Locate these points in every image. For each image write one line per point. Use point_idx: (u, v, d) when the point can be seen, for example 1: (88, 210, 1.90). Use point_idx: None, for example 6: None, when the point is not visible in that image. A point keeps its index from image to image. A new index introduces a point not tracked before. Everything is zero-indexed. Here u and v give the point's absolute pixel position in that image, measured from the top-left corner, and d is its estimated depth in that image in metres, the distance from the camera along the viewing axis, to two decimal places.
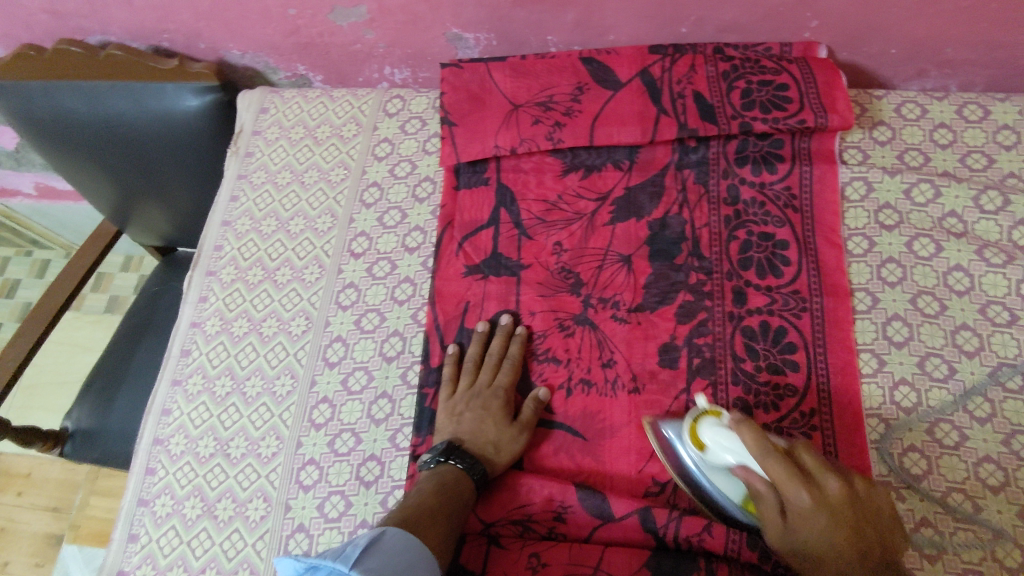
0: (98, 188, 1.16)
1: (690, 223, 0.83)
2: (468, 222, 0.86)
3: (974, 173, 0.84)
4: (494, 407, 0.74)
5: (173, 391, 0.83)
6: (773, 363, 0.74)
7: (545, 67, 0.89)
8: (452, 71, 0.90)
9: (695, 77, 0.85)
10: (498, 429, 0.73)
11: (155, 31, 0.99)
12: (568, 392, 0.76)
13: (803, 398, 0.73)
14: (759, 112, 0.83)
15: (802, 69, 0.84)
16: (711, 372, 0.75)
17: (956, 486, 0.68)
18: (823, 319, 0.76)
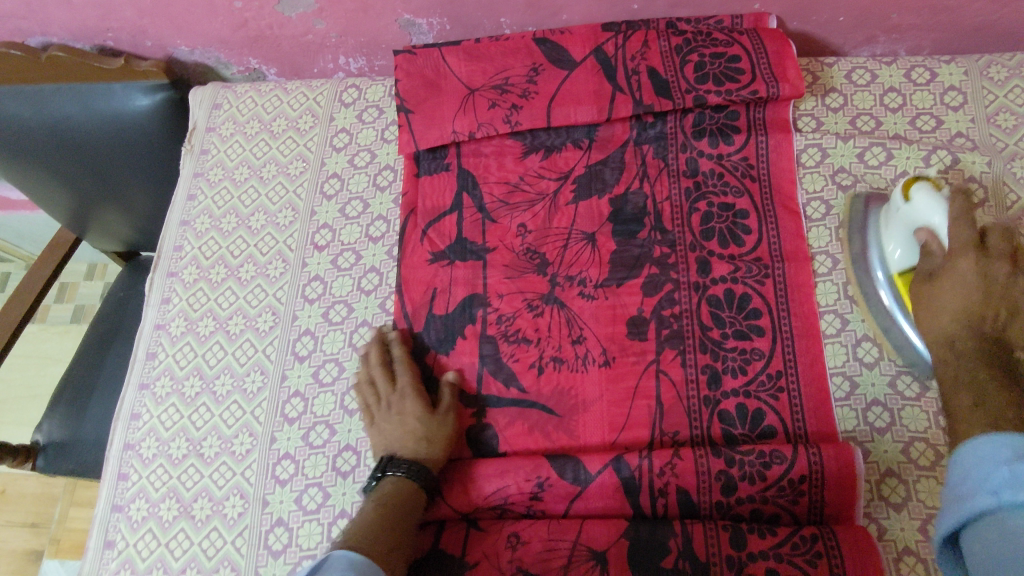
0: (51, 199, 1.13)
1: (651, 198, 0.83)
2: (432, 208, 0.85)
3: (924, 135, 0.86)
4: (406, 407, 0.73)
5: (141, 395, 0.82)
6: (739, 329, 0.76)
7: (499, 49, 0.88)
8: (405, 57, 0.89)
9: (649, 52, 0.85)
10: (421, 422, 0.72)
11: (98, 30, 0.97)
12: (539, 370, 0.76)
13: (768, 362, 0.74)
14: (713, 85, 0.83)
15: (753, 40, 0.85)
16: (679, 340, 0.76)
17: (919, 435, 0.70)
18: (784, 284, 0.78)
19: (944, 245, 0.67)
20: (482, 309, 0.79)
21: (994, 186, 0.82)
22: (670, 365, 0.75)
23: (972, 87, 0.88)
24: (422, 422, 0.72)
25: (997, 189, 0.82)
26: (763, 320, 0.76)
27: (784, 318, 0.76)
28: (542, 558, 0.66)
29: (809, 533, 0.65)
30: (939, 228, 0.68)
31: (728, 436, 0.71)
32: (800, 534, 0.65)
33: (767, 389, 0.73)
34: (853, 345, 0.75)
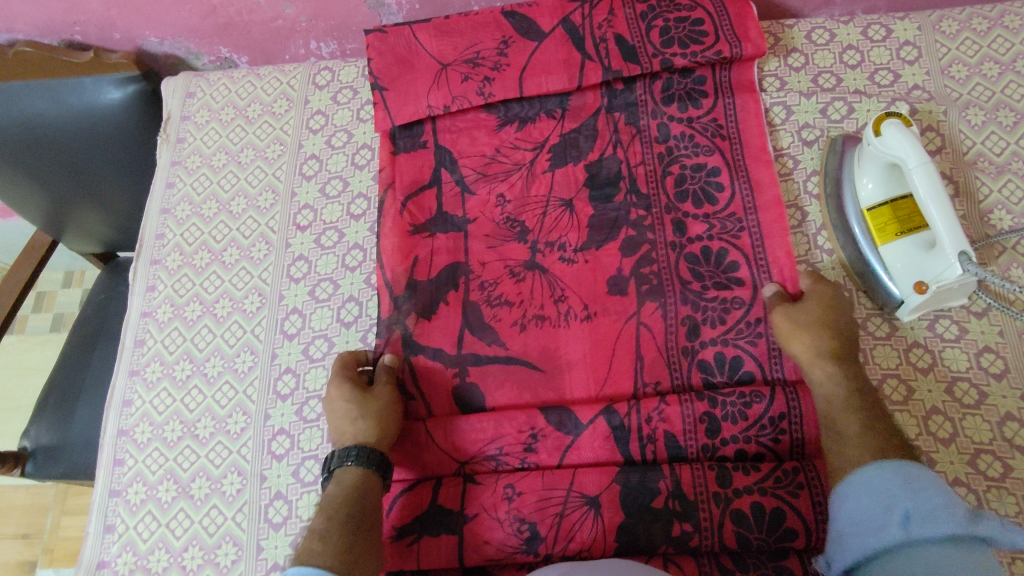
0: (26, 204, 1.12)
1: (625, 163, 0.84)
2: (410, 184, 0.86)
3: (883, 89, 0.90)
4: (337, 397, 0.74)
5: (132, 382, 0.83)
6: (718, 282, 0.78)
7: (468, 24, 0.89)
8: (377, 35, 0.90)
9: (615, 21, 0.86)
10: (350, 402, 0.73)
11: (65, 25, 0.96)
12: (522, 327, 0.77)
13: (749, 310, 0.76)
14: (678, 48, 0.84)
15: (715, 3, 0.86)
16: (660, 296, 0.77)
17: (891, 372, 0.75)
18: (761, 232, 0.79)
19: (910, 180, 0.71)
20: (466, 276, 0.81)
21: (950, 134, 0.85)
22: (652, 318, 0.76)
23: (925, 41, 0.91)
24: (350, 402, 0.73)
25: (953, 136, 0.85)
26: (741, 271, 0.78)
27: (761, 266, 0.77)
28: (539, 507, 0.69)
29: (790, 467, 0.68)
30: (907, 163, 0.71)
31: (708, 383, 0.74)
32: (783, 467, 0.68)
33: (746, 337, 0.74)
34: None
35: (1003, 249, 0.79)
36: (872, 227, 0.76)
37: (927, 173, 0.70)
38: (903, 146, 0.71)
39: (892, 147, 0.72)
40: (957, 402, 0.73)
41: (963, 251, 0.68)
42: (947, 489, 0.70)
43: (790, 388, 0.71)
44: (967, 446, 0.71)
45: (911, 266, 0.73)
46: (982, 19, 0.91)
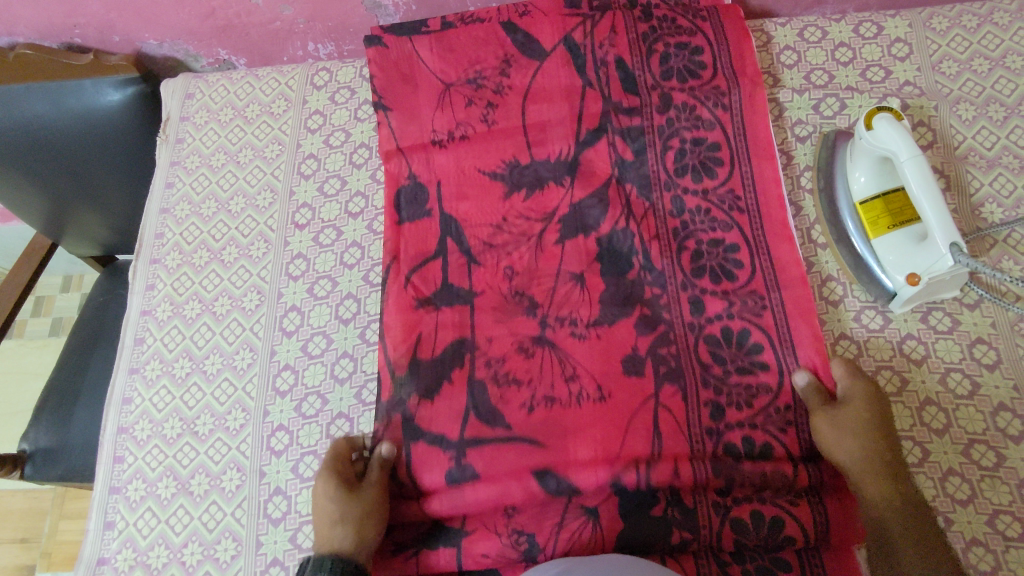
0: (27, 207, 1.12)
1: (638, 236, 0.80)
2: (416, 255, 0.82)
3: (874, 85, 0.91)
4: (322, 491, 0.70)
5: (131, 379, 0.83)
6: (741, 368, 0.73)
7: (470, 40, 0.88)
8: (376, 52, 0.89)
9: (616, 39, 0.86)
10: (330, 501, 0.68)
11: (65, 27, 0.97)
12: (530, 410, 0.72)
13: (777, 395, 0.72)
14: (677, 81, 0.85)
15: (715, 29, 0.86)
16: (679, 380, 0.72)
17: (885, 363, 0.76)
18: (784, 314, 0.75)
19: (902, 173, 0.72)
20: (471, 352, 0.76)
21: (941, 129, 0.86)
22: (673, 400, 0.72)
23: (916, 38, 0.92)
24: (331, 499, 0.69)
25: (944, 131, 0.86)
26: (765, 354, 0.73)
27: (786, 349, 0.73)
28: (539, 516, 0.69)
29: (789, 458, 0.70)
30: (898, 156, 0.72)
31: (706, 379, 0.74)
32: (782, 459, 0.70)
33: (775, 423, 0.71)
34: (819, 285, 0.81)
35: (994, 242, 0.80)
36: (865, 221, 0.77)
37: (920, 165, 0.70)
38: (897, 142, 0.72)
39: (884, 143, 0.73)
40: (951, 392, 0.73)
41: (955, 243, 0.69)
42: (941, 478, 0.70)
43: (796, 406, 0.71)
44: (960, 436, 0.72)
45: (904, 258, 0.74)
46: (971, 17, 0.92)
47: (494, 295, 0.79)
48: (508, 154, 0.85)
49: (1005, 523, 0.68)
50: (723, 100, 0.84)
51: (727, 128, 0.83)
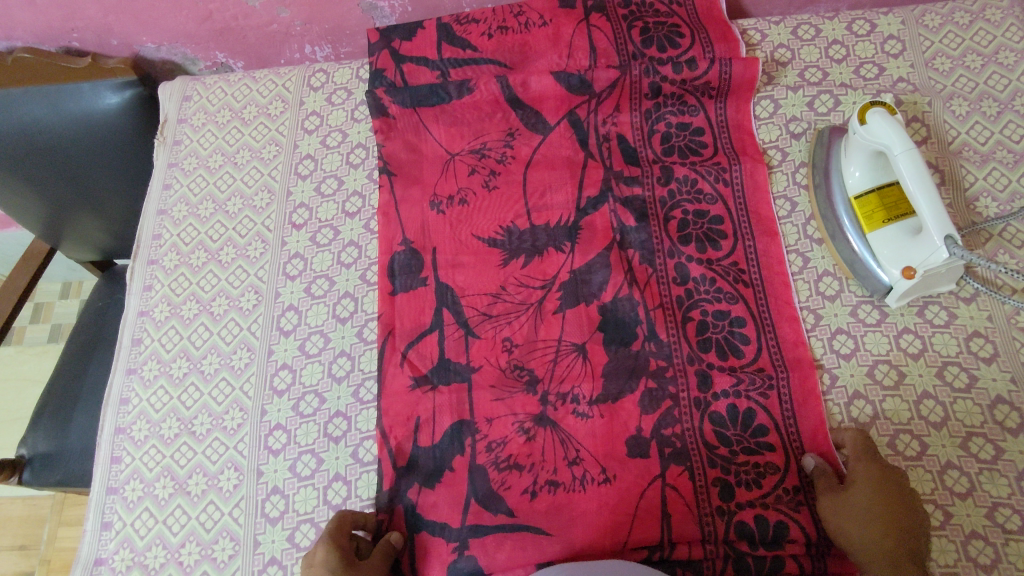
0: (25, 212, 1.12)
1: (642, 304, 0.79)
2: (412, 328, 0.80)
3: (868, 82, 0.91)
4: (318, 557, 0.64)
5: (129, 380, 0.83)
6: (748, 448, 0.73)
7: (475, 114, 0.90)
8: (383, 121, 0.90)
9: (620, 120, 0.89)
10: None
11: (63, 31, 0.98)
12: (533, 495, 0.72)
13: (785, 476, 0.71)
14: (679, 157, 0.87)
15: (717, 111, 0.89)
16: (685, 462, 0.72)
17: (882, 357, 0.76)
18: (791, 398, 0.74)
19: (895, 167, 0.72)
20: (471, 438, 0.74)
21: (935, 124, 0.87)
22: (679, 480, 0.71)
23: (909, 35, 0.93)
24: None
25: (939, 127, 0.87)
26: (770, 437, 0.73)
27: (792, 432, 0.73)
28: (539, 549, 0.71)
29: (792, 486, 0.71)
30: (892, 150, 0.72)
31: (703, 374, 0.75)
32: (785, 485, 0.71)
33: (786, 502, 0.70)
34: (815, 281, 0.81)
35: (990, 236, 0.80)
36: (861, 216, 0.77)
37: (913, 159, 0.70)
38: (890, 137, 0.72)
39: (878, 138, 0.73)
40: (949, 385, 0.73)
41: (950, 236, 0.69)
42: (940, 472, 0.70)
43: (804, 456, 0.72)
44: (959, 430, 0.71)
45: (900, 252, 0.74)
46: (964, 13, 0.93)
47: (493, 350, 0.78)
48: (509, 220, 0.86)
49: (1004, 515, 0.68)
50: (723, 174, 0.86)
51: (728, 204, 0.84)
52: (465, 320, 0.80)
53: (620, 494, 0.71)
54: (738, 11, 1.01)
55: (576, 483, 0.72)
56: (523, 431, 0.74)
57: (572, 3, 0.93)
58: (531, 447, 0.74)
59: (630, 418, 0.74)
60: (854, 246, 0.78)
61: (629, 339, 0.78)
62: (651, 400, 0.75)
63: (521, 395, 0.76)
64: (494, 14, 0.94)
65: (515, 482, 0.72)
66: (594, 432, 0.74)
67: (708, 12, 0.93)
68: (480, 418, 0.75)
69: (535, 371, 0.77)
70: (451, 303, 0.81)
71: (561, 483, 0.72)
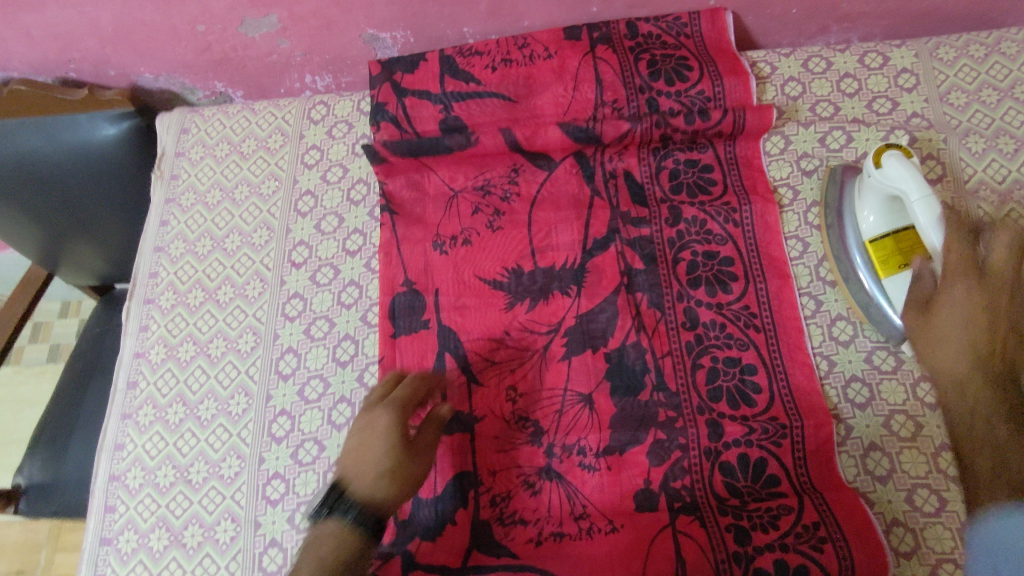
0: (23, 240, 1.11)
1: (650, 351, 0.77)
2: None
3: (881, 117, 0.89)
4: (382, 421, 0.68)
5: (124, 425, 0.81)
6: (759, 497, 0.70)
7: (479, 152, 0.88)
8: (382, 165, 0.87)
9: (627, 154, 0.87)
10: (384, 454, 0.66)
11: (60, 62, 0.96)
12: (538, 544, 0.70)
13: (801, 513, 0.68)
14: (687, 195, 0.86)
15: (726, 147, 0.87)
16: (695, 510, 0.70)
17: (898, 408, 0.74)
18: (803, 448, 0.72)
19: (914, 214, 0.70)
20: (474, 490, 0.73)
21: (951, 162, 0.85)
22: (690, 527, 0.69)
23: (923, 69, 0.91)
24: (389, 463, 0.65)
25: (954, 164, 0.84)
26: (782, 486, 0.71)
27: (804, 479, 0.71)
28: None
29: (811, 521, 0.67)
30: (909, 196, 0.70)
31: (713, 423, 0.73)
32: (803, 522, 0.68)
33: (806, 541, 0.66)
34: (828, 325, 0.79)
35: None
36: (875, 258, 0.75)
37: (930, 206, 0.68)
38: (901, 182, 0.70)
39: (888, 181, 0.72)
40: None
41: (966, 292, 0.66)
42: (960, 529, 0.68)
43: (817, 494, 0.69)
44: None
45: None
46: (979, 46, 0.91)
47: (496, 399, 0.77)
48: (512, 262, 0.84)
49: None
50: (733, 215, 0.84)
51: (738, 245, 0.82)
52: (467, 367, 0.78)
53: (627, 541, 0.69)
54: (748, 42, 1.00)
55: (582, 538, 0.70)
56: (528, 485, 0.73)
57: (578, 35, 0.92)
58: (537, 500, 0.72)
59: (638, 470, 0.72)
60: (865, 287, 0.76)
61: (636, 386, 0.76)
62: (659, 452, 0.73)
63: (527, 446, 0.75)
64: (498, 46, 0.92)
65: (520, 537, 0.71)
66: (601, 485, 0.72)
67: (716, 44, 0.91)
68: (485, 468, 0.74)
69: (540, 422, 0.76)
70: (454, 347, 0.79)
71: (567, 537, 0.70)
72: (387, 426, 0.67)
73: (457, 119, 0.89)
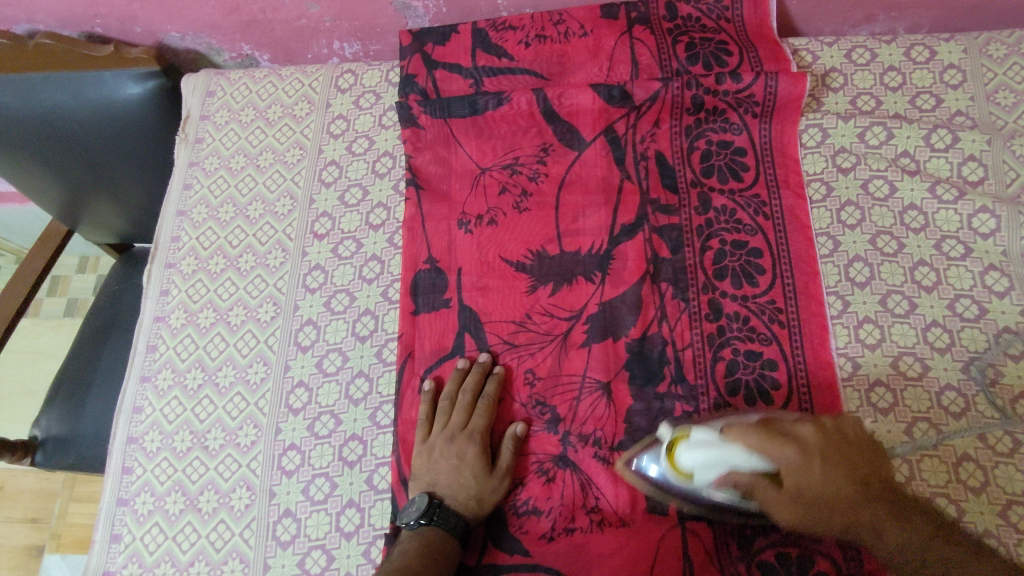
0: (43, 192, 1.10)
1: (671, 344, 0.77)
2: (433, 351, 0.78)
3: (924, 114, 0.86)
4: (469, 452, 0.72)
5: (143, 388, 0.82)
6: None
7: (506, 127, 0.87)
8: (412, 131, 0.87)
9: (658, 134, 0.85)
10: (477, 480, 0.71)
11: (86, 16, 0.94)
12: (550, 539, 0.71)
13: None
14: (717, 180, 0.83)
15: (761, 130, 0.85)
16: (706, 508, 0.70)
17: (921, 415, 0.72)
18: None
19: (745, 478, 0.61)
20: None
21: (993, 164, 0.82)
22: (700, 524, 0.69)
23: (971, 65, 0.87)
24: (484, 488, 0.71)
25: (997, 167, 0.82)
26: None
27: None
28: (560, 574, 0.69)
29: None
30: (736, 464, 0.61)
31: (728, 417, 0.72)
32: None
33: (814, 541, 0.66)
34: (855, 326, 0.76)
35: None
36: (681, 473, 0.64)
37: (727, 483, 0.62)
38: (727, 461, 0.61)
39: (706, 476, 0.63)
40: (990, 449, 0.70)
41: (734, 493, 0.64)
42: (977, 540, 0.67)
43: None
44: (998, 496, 0.69)
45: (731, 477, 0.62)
46: None
47: (514, 381, 0.77)
48: (536, 244, 0.82)
49: None
50: (764, 208, 0.82)
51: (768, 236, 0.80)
52: (486, 350, 0.78)
53: (639, 539, 0.69)
54: (789, 28, 0.96)
55: (594, 528, 0.70)
56: (542, 471, 0.73)
57: (615, 14, 0.89)
58: (551, 487, 0.73)
59: None
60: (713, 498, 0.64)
61: (656, 377, 0.75)
62: None
63: (543, 432, 0.75)
64: (533, 21, 0.89)
65: (533, 524, 0.72)
66: (615, 475, 0.72)
67: (758, 29, 0.88)
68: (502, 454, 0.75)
69: (557, 407, 0.75)
70: (473, 328, 0.79)
71: (578, 528, 0.71)
72: (478, 452, 0.72)
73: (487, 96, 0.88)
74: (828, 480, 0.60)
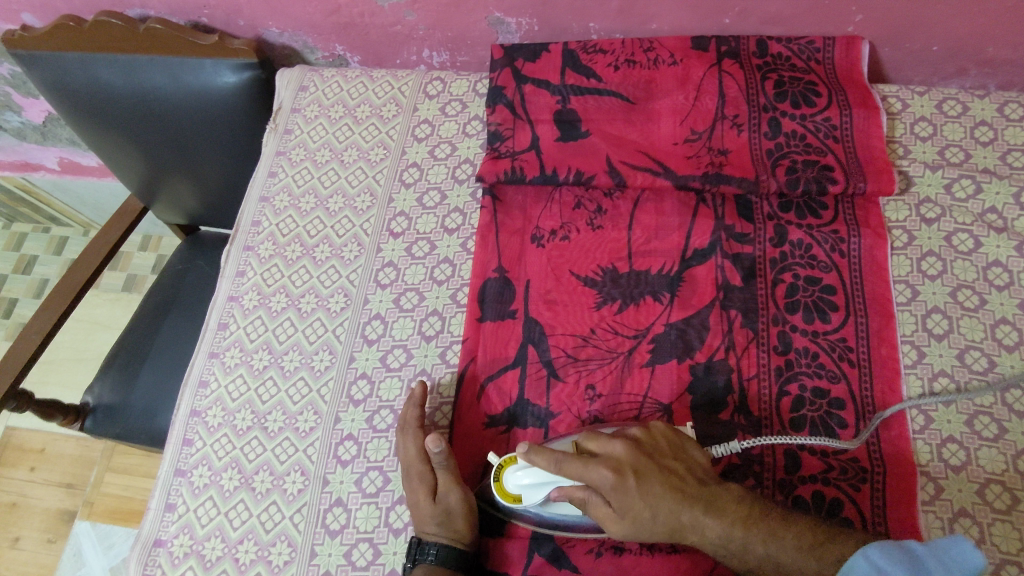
0: (128, 167, 1.15)
1: (736, 373, 0.76)
2: (494, 359, 0.78)
3: (1015, 171, 0.85)
4: (415, 482, 0.71)
5: (210, 363, 0.84)
6: None
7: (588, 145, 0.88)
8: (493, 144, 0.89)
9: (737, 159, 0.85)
10: (433, 502, 0.69)
11: (195, 6, 0.99)
12: (598, 556, 0.69)
13: None
14: (794, 216, 0.83)
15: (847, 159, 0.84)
16: None
17: (996, 477, 0.69)
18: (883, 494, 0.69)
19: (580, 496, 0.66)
20: None
21: None
22: None
23: None
24: (441, 510, 0.69)
25: None
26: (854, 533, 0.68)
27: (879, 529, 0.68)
28: None
29: None
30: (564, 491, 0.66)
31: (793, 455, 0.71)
32: None
33: None
34: (930, 379, 0.74)
35: None
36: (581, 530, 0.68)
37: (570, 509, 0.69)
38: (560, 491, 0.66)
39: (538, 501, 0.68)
40: None
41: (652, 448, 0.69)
42: None
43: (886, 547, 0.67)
44: None
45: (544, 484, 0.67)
46: None
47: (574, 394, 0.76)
48: (605, 261, 0.83)
49: None
50: (840, 244, 0.81)
51: (841, 274, 0.79)
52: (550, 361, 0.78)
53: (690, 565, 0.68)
54: (878, 74, 0.96)
55: (644, 549, 0.69)
56: None
57: (706, 46, 0.90)
58: None
59: None
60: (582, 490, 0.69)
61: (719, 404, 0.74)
62: None
63: None
64: (623, 46, 0.91)
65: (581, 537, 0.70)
66: None
67: (848, 73, 0.88)
68: None
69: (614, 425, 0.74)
70: (537, 340, 0.79)
71: (627, 546, 0.69)
72: (421, 478, 0.71)
73: (572, 112, 0.89)
74: (664, 517, 0.64)
